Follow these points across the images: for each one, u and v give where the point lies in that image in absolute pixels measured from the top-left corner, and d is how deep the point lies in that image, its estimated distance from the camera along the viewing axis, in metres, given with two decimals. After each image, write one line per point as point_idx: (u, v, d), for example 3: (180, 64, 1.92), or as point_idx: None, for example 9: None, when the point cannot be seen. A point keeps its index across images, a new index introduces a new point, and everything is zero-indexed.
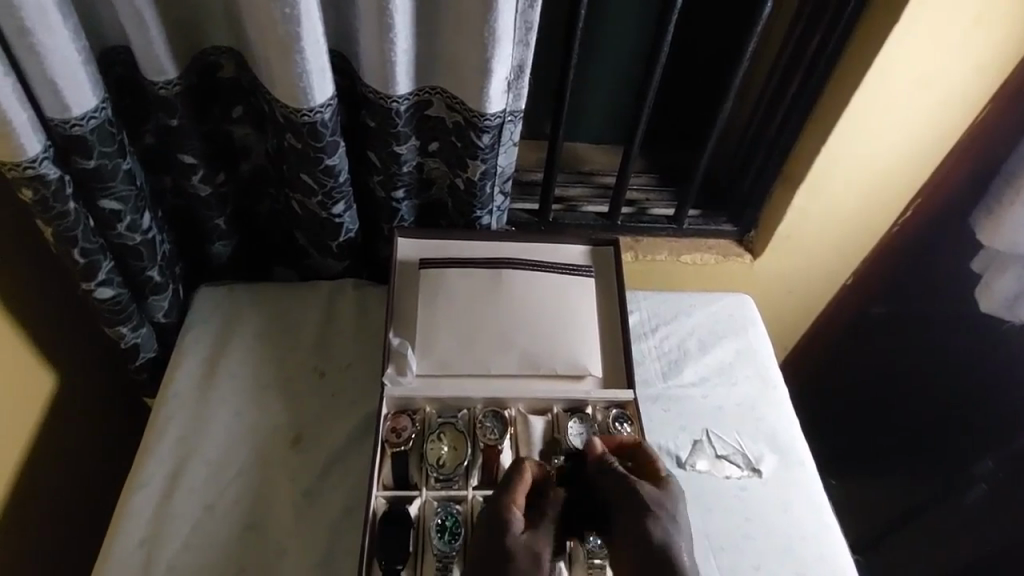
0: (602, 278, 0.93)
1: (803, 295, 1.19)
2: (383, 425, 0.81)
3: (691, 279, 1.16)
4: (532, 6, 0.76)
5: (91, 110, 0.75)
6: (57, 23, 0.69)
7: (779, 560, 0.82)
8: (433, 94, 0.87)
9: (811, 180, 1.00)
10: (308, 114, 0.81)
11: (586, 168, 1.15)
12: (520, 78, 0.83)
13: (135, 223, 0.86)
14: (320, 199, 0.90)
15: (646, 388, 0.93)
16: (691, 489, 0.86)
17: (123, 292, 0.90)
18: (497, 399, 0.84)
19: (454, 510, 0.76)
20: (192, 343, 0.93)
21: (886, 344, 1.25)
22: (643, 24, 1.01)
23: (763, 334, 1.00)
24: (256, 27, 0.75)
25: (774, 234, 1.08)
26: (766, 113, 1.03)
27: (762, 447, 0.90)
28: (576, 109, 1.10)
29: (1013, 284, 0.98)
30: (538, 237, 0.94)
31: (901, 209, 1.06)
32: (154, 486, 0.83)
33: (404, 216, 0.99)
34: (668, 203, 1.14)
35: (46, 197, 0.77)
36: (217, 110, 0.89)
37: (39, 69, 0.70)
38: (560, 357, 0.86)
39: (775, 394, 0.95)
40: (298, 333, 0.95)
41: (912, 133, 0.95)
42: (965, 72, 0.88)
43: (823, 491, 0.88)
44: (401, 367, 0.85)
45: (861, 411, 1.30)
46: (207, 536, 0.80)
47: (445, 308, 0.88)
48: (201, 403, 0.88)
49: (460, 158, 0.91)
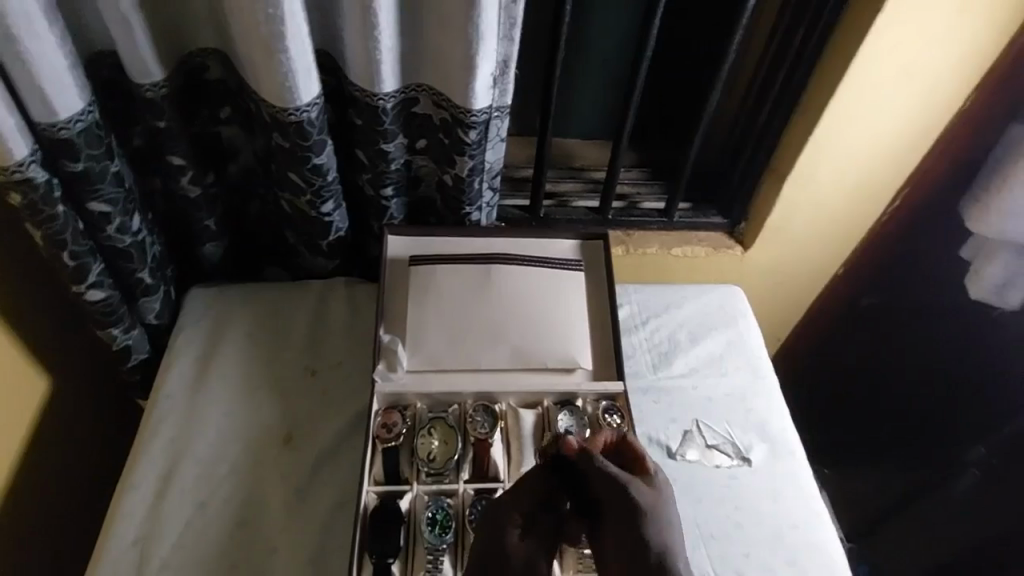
0: (590, 271, 0.93)
1: (794, 286, 1.20)
2: (374, 421, 0.81)
3: (683, 270, 1.16)
4: (515, 1, 0.77)
5: (78, 113, 0.76)
6: (43, 28, 0.69)
7: (769, 548, 0.82)
8: (419, 91, 0.88)
9: (798, 172, 1.00)
10: (295, 113, 0.81)
11: (576, 163, 1.16)
12: (505, 74, 0.83)
13: (125, 225, 0.86)
14: (309, 198, 0.90)
15: (636, 381, 0.94)
16: (681, 479, 0.86)
17: (113, 295, 0.90)
18: (487, 393, 0.85)
19: (445, 504, 0.77)
20: (182, 345, 0.93)
21: (879, 332, 1.25)
22: (630, 20, 1.01)
23: (753, 325, 1.00)
24: (241, 29, 0.75)
25: (762, 227, 1.08)
26: (754, 107, 1.03)
27: (752, 437, 0.90)
28: (564, 106, 1.10)
29: (1000, 272, 0.99)
30: (528, 231, 0.94)
31: (888, 200, 1.06)
32: (145, 489, 0.83)
33: (394, 214, 1.00)
34: (658, 196, 1.14)
35: (35, 200, 0.77)
36: (205, 111, 0.89)
37: (27, 74, 0.70)
38: (551, 352, 0.86)
39: (765, 384, 0.95)
40: (289, 332, 0.95)
41: (898, 123, 0.95)
42: (949, 60, 0.88)
43: (813, 479, 0.88)
44: (392, 363, 0.86)
45: (857, 400, 1.31)
46: (199, 536, 0.80)
47: (435, 303, 0.89)
48: (192, 406, 0.89)
49: (447, 155, 0.91)
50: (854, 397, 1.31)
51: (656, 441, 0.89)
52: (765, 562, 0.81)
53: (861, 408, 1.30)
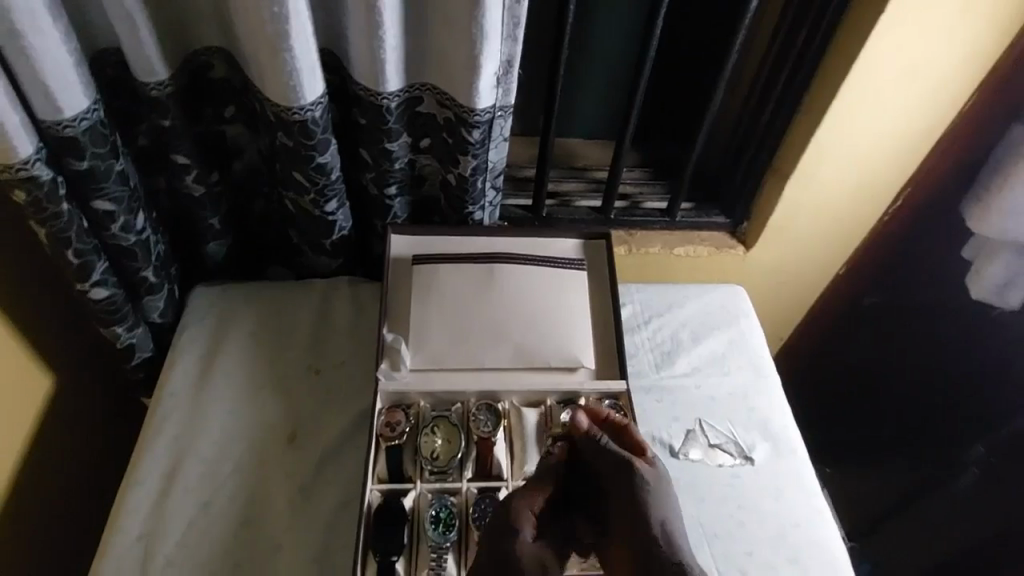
0: (594, 270, 0.94)
1: (796, 286, 1.20)
2: (378, 419, 0.82)
3: (686, 270, 1.17)
4: (519, 1, 0.77)
5: (83, 111, 0.76)
6: (48, 26, 0.69)
7: (771, 547, 0.82)
8: (423, 90, 0.88)
9: (800, 172, 1.00)
10: (299, 112, 0.81)
11: (579, 163, 1.16)
12: (509, 73, 0.83)
13: (129, 224, 0.86)
14: (313, 197, 0.91)
15: (638, 380, 0.94)
16: (684, 478, 0.86)
17: (117, 293, 0.90)
18: (490, 392, 0.85)
19: (448, 502, 0.77)
20: (186, 343, 0.93)
21: (880, 332, 1.25)
22: (633, 20, 1.01)
23: (755, 325, 1.00)
24: (246, 28, 0.75)
25: (764, 227, 1.08)
26: (756, 107, 1.03)
27: (755, 436, 0.90)
28: (567, 106, 1.11)
29: (1000, 272, 1.00)
30: (531, 231, 0.95)
31: (890, 200, 1.07)
32: (149, 486, 0.83)
33: (398, 213, 1.00)
34: (661, 196, 1.15)
35: (40, 198, 0.77)
36: (209, 110, 0.89)
37: (32, 72, 0.70)
38: (554, 351, 0.87)
39: (767, 383, 0.95)
40: (292, 331, 0.95)
41: (900, 123, 0.95)
42: (951, 61, 0.88)
43: (815, 478, 0.89)
44: (395, 362, 0.86)
45: (859, 400, 1.31)
46: (202, 533, 0.80)
47: (438, 302, 0.89)
48: (196, 404, 0.89)
49: (450, 154, 0.91)
50: (856, 397, 1.31)
51: (659, 441, 0.89)
52: (767, 560, 0.81)
53: (863, 408, 1.30)
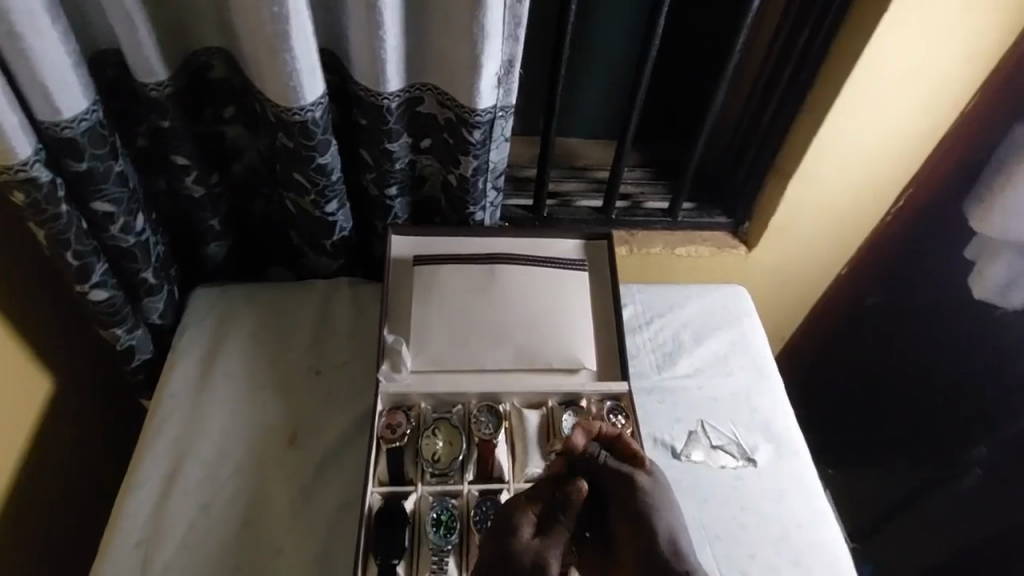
0: (595, 271, 0.93)
1: (797, 286, 1.20)
2: (378, 421, 0.81)
3: (687, 270, 1.16)
4: (520, 0, 0.76)
5: (82, 112, 0.76)
6: (47, 27, 0.69)
7: (773, 548, 0.82)
8: (424, 91, 0.88)
9: (802, 171, 1.00)
10: (299, 112, 0.81)
11: (580, 163, 1.16)
12: (510, 73, 0.83)
13: (128, 225, 0.86)
14: (313, 198, 0.90)
15: (640, 381, 0.93)
16: (686, 480, 0.86)
17: (117, 294, 0.90)
18: (491, 394, 0.84)
19: (449, 505, 0.77)
20: (186, 345, 0.93)
21: (882, 332, 1.25)
22: (634, 19, 1.00)
23: (757, 326, 1.00)
24: (246, 28, 0.75)
25: (766, 227, 1.08)
26: (758, 106, 1.03)
27: (757, 437, 0.90)
28: (568, 105, 1.10)
29: (1003, 272, 0.99)
30: (532, 231, 0.94)
31: (892, 200, 1.06)
32: (149, 488, 0.83)
33: (398, 214, 0.99)
34: (662, 196, 1.14)
35: (38, 200, 0.77)
36: (209, 110, 0.89)
37: (30, 73, 0.70)
38: (555, 352, 0.86)
39: (769, 384, 0.95)
40: (293, 332, 0.95)
41: (903, 122, 0.95)
42: (954, 60, 0.88)
43: (818, 480, 0.88)
44: (396, 363, 0.86)
45: (860, 401, 1.31)
46: (203, 536, 0.80)
47: (439, 303, 0.88)
48: (196, 405, 0.89)
49: (451, 155, 0.91)
50: (858, 397, 1.31)
51: (661, 442, 0.89)
52: (769, 562, 0.81)
53: (865, 408, 1.30)
